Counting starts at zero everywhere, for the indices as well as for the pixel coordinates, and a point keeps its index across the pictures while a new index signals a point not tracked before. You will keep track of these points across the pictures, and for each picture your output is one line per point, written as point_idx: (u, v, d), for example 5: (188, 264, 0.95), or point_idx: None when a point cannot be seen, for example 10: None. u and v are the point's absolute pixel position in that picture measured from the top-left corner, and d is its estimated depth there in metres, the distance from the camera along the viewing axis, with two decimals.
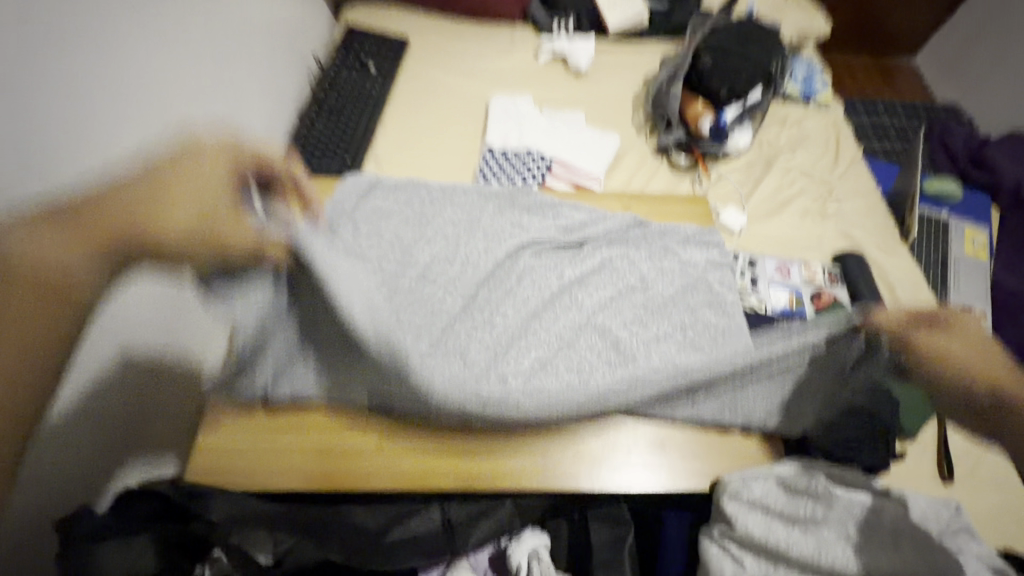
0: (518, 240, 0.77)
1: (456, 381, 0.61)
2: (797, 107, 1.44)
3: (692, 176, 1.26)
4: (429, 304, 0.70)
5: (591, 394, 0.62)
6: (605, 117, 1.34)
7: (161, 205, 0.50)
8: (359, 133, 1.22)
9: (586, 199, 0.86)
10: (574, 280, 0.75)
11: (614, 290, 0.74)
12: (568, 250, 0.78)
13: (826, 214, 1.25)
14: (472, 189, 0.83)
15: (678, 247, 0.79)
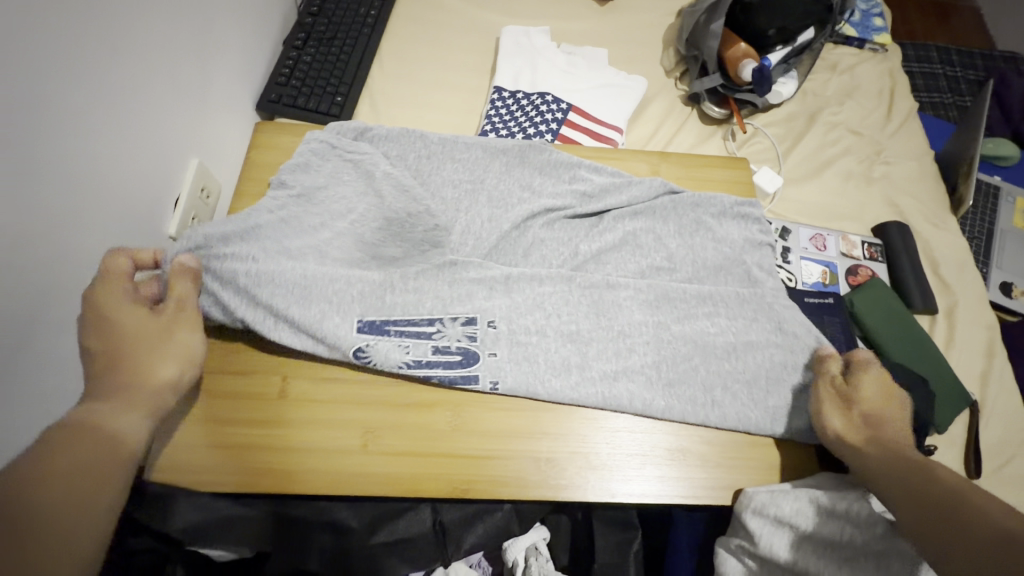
0: (527, 207, 0.67)
1: (442, 347, 0.58)
2: (848, 51, 1.26)
3: (725, 129, 1.12)
4: (417, 271, 0.61)
5: (600, 372, 0.58)
6: (630, 57, 1.18)
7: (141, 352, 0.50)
8: (351, 67, 1.08)
9: (607, 157, 0.75)
10: (588, 256, 0.66)
11: (637, 270, 0.65)
12: (587, 220, 0.68)
13: (871, 178, 1.12)
14: (474, 142, 0.72)
15: (712, 221, 0.68)
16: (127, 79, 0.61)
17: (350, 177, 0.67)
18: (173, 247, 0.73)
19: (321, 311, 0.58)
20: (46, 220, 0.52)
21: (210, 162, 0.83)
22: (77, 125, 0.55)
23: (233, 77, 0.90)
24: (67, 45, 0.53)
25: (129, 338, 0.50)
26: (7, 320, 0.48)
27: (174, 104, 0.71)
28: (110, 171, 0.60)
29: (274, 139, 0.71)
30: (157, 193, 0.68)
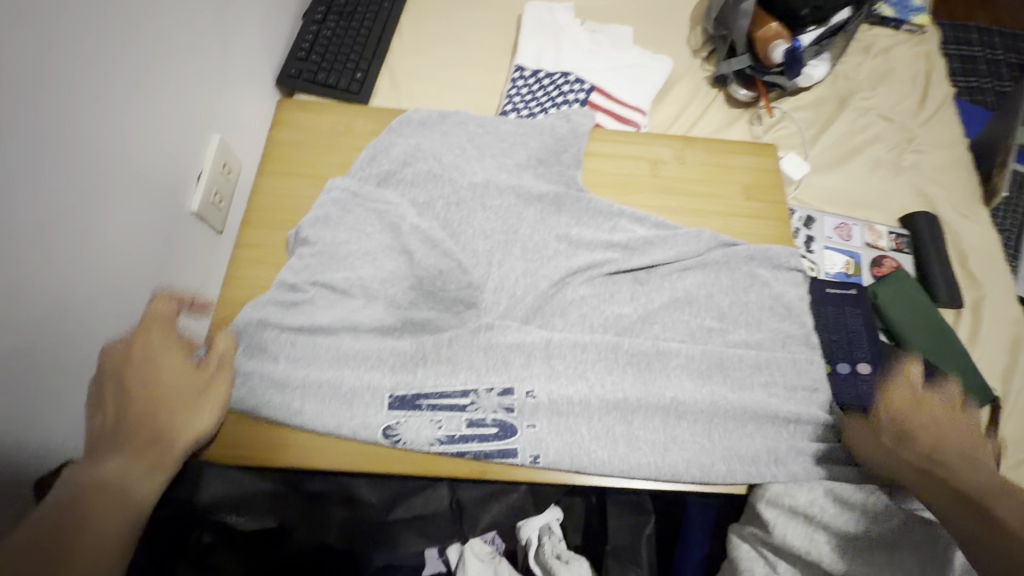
0: (566, 262, 0.61)
1: (478, 429, 0.53)
2: (884, 33, 1.21)
3: (752, 113, 1.10)
4: (445, 349, 0.55)
5: (647, 447, 0.53)
6: (656, 35, 1.15)
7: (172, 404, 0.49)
8: (371, 43, 1.06)
9: (653, 195, 0.67)
10: (635, 320, 0.59)
11: (686, 335, 0.59)
12: (630, 276, 0.62)
13: (901, 166, 1.09)
14: (506, 184, 0.65)
15: (767, 275, 0.63)
16: (146, 48, 0.60)
17: (371, 223, 0.61)
18: (197, 223, 0.73)
19: (344, 374, 0.54)
20: (74, 191, 0.52)
21: (231, 138, 0.84)
22: (99, 95, 0.54)
23: (252, 52, 0.89)
24: (85, 10, 0.52)
25: (161, 396, 0.48)
26: (47, 292, 0.49)
27: (192, 77, 0.70)
28: (132, 144, 0.59)
29: (295, 116, 0.70)
30: (178, 169, 0.68)
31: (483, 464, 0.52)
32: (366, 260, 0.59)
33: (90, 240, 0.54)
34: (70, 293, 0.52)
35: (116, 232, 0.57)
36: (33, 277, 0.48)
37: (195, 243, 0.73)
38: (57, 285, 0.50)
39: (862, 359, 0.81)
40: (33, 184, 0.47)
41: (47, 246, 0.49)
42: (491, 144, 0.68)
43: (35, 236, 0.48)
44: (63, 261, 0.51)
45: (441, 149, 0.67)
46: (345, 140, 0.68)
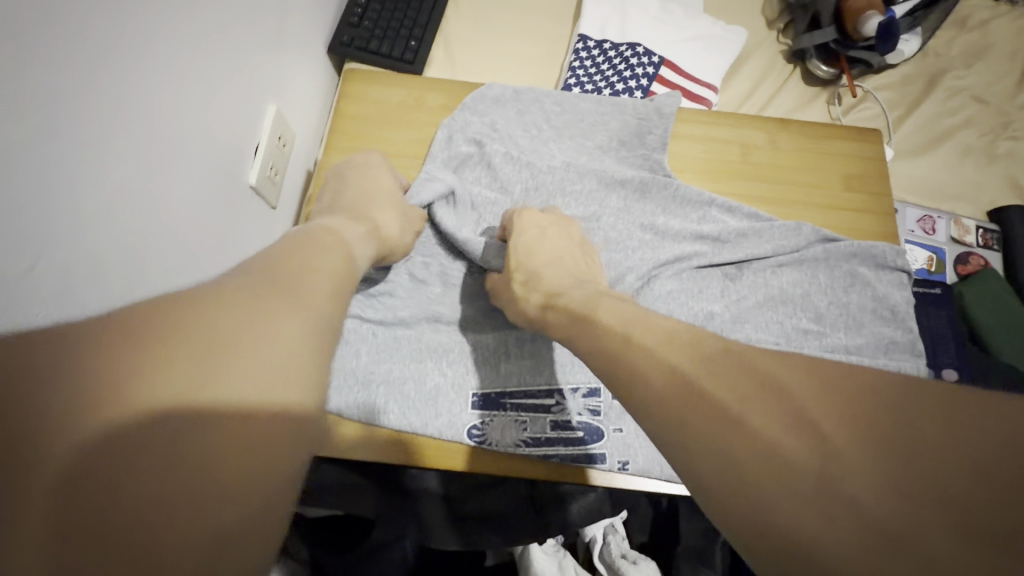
0: (652, 256, 0.59)
1: (564, 431, 0.52)
2: (983, 4, 1.10)
3: (831, 92, 1.02)
4: (530, 343, 0.55)
5: None
6: (728, 3, 1.07)
7: (372, 205, 0.52)
8: (425, 7, 1.00)
9: (742, 183, 0.63)
10: (727, 320, 0.57)
11: (780, 336, 0.56)
12: (719, 272, 0.59)
13: (994, 154, 1.00)
14: (588, 169, 0.62)
15: (869, 274, 0.59)
16: (212, 15, 0.57)
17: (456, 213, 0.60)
18: (255, 196, 0.71)
19: (427, 368, 0.54)
20: (149, 159, 0.49)
21: (286, 106, 0.80)
22: (179, 68, 0.52)
23: (307, 15, 0.84)
24: None
25: (372, 198, 0.54)
26: (114, 242, 0.46)
27: (252, 41, 0.67)
28: (198, 110, 0.57)
29: (361, 88, 0.66)
30: (238, 139, 0.66)
31: (568, 468, 0.51)
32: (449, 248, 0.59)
33: (160, 213, 0.52)
34: (144, 268, 0.50)
35: (183, 205, 0.56)
36: (113, 249, 0.46)
37: (253, 217, 0.71)
38: (131, 257, 0.48)
39: (948, 364, 0.76)
40: (122, 164, 0.46)
41: (131, 223, 0.48)
42: (572, 126, 0.64)
43: (119, 209, 0.46)
44: (145, 240, 0.50)
45: (516, 130, 0.64)
46: (415, 116, 0.65)
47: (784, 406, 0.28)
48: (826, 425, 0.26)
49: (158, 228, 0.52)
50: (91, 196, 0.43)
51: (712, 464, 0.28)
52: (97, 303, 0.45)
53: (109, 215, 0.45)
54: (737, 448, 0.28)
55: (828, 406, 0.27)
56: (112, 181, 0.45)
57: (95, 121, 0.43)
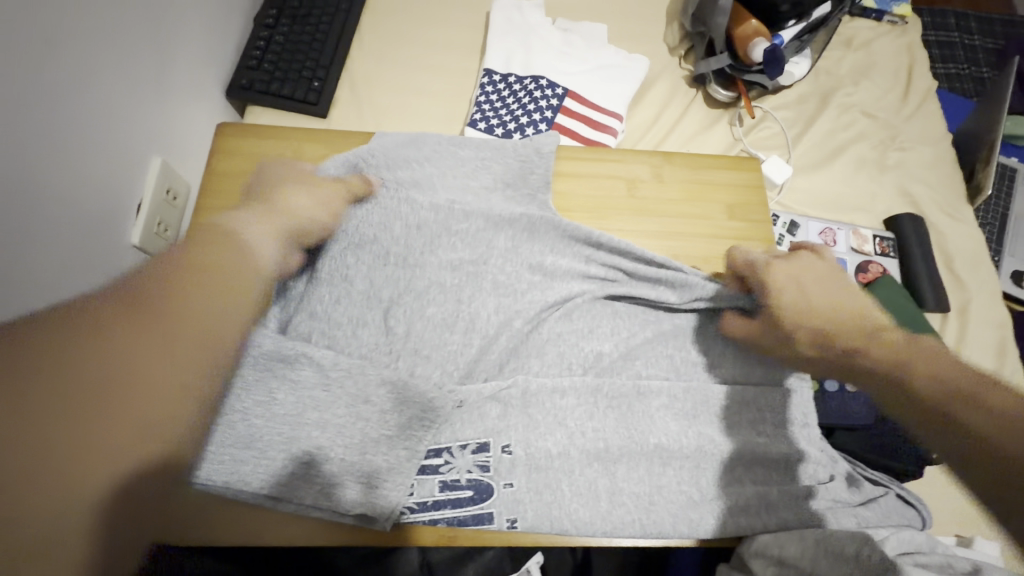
0: (539, 299, 0.58)
1: (452, 488, 0.51)
2: (865, 25, 1.18)
3: (732, 114, 1.05)
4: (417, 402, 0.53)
5: (635, 493, 0.51)
6: (631, 32, 1.10)
7: (179, 319, 0.42)
8: (328, 46, 0.99)
9: (631, 218, 0.65)
10: (618, 358, 0.57)
11: (669, 372, 0.58)
12: (608, 309, 0.60)
13: (885, 165, 1.06)
14: (476, 210, 0.61)
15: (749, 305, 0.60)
16: (71, 100, 0.56)
17: (337, 270, 0.58)
18: (138, 257, 0.68)
19: (307, 433, 0.50)
20: (6, 228, 0.49)
21: (175, 158, 0.77)
22: (25, 160, 0.51)
23: (195, 62, 0.82)
24: (3, 76, 0.48)
25: (194, 325, 0.43)
26: None
27: (146, 106, 0.68)
28: (71, 177, 0.57)
29: (242, 144, 0.66)
30: (130, 205, 0.66)
31: (458, 530, 0.50)
32: (323, 300, 0.56)
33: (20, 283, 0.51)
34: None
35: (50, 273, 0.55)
36: None
37: None
38: None
39: None
40: None
41: None
42: (462, 171, 0.64)
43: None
44: None
45: (399, 176, 0.63)
46: None
47: (976, 403, 0.40)
48: (975, 403, 0.39)
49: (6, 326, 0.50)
50: None
51: (968, 423, 0.39)
52: None
53: None
54: (976, 412, 0.39)
55: (996, 412, 0.38)
56: None
57: None
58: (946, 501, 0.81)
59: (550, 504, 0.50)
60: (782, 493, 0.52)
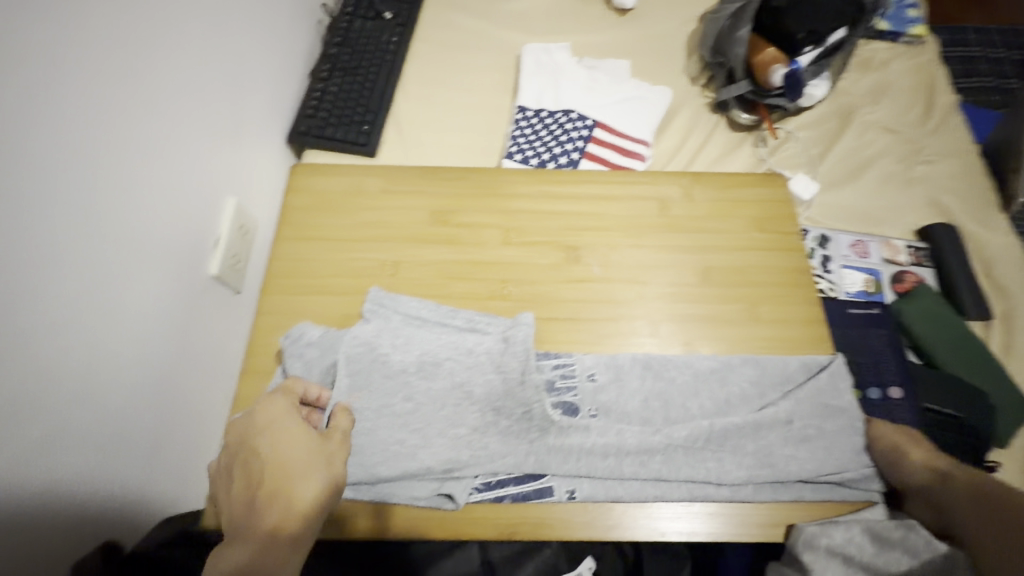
0: (559, 362, 0.61)
1: (508, 470, 0.56)
2: (882, 46, 1.22)
3: (755, 136, 1.10)
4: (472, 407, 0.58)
5: (680, 469, 0.56)
6: (653, 66, 1.17)
7: None
8: (376, 93, 1.09)
9: (663, 234, 0.70)
10: (650, 355, 0.62)
11: (699, 360, 0.62)
12: (629, 362, 0.62)
13: (913, 178, 1.08)
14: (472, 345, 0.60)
15: (756, 380, 0.61)
16: (171, 154, 0.67)
17: (413, 289, 0.67)
18: (216, 285, 0.77)
19: (380, 432, 0.57)
20: (120, 259, 0.59)
21: (246, 198, 0.86)
22: (139, 205, 0.62)
23: (262, 113, 0.93)
24: (120, 135, 0.59)
25: None
26: (72, 368, 0.53)
27: (180, 130, 0.69)
28: (160, 209, 0.65)
29: (309, 182, 0.75)
30: (182, 233, 0.69)
31: (519, 521, 0.55)
32: (360, 343, 0.59)
33: (57, 314, 0.52)
34: (46, 379, 0.50)
35: (103, 293, 0.57)
36: (68, 351, 0.53)
37: (214, 307, 0.76)
38: (82, 359, 0.54)
39: (892, 382, 0.79)
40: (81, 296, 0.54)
41: (96, 341, 0.56)
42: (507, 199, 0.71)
43: (5, 342, 0.47)
44: (111, 353, 0.58)
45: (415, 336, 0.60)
46: (357, 202, 0.73)
47: None
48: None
49: (125, 343, 0.60)
50: (44, 303, 0.50)
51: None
52: (122, 445, 0.59)
53: (75, 342, 0.54)
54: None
55: None
56: (71, 311, 0.53)
57: (57, 263, 0.52)
58: None
59: (602, 477, 0.56)
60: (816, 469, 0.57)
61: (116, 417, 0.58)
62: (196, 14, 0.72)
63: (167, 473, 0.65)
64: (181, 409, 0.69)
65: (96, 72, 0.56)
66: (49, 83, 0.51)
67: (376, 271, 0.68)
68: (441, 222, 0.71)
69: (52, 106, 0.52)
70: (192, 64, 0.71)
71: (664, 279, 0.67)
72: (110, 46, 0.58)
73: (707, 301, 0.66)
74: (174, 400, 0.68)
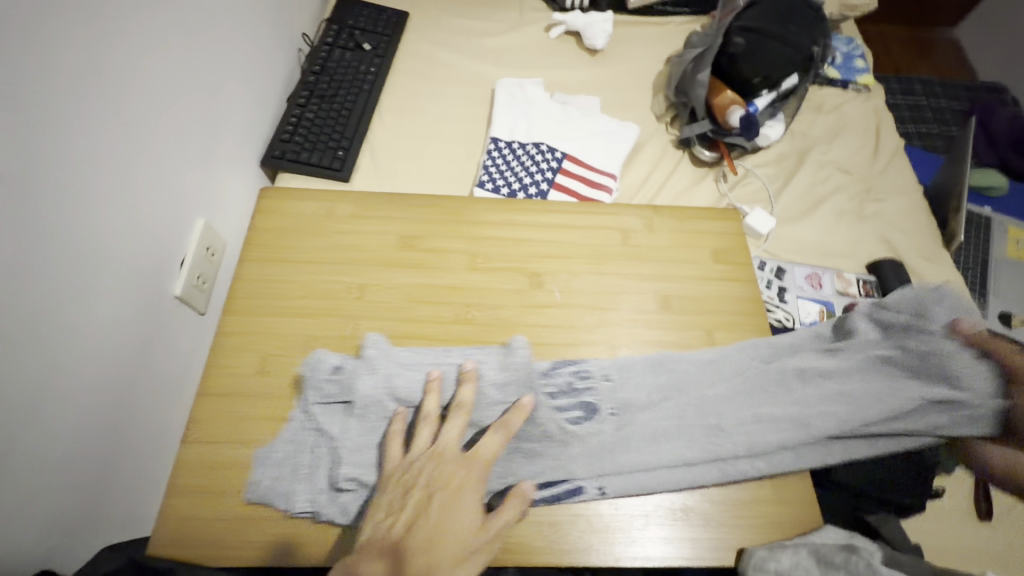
0: (570, 371, 0.63)
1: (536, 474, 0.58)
2: (833, 92, 1.31)
3: (717, 172, 1.16)
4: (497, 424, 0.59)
5: (693, 466, 0.59)
6: (621, 102, 1.23)
7: None
8: (352, 120, 1.12)
9: (623, 262, 0.73)
10: (654, 358, 0.65)
11: (698, 363, 0.65)
12: (636, 365, 0.64)
13: (862, 215, 1.14)
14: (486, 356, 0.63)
15: (755, 378, 0.65)
16: (142, 174, 0.68)
17: (376, 312, 0.67)
18: (179, 305, 0.76)
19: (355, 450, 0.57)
20: (82, 281, 0.59)
21: (216, 218, 0.87)
22: (104, 225, 0.62)
23: (237, 136, 0.94)
24: (90, 154, 0.60)
25: None
26: (20, 392, 0.52)
27: (152, 151, 0.70)
28: (127, 229, 0.65)
29: (279, 204, 0.75)
30: (148, 252, 0.69)
31: None
32: (370, 367, 0.60)
33: (10, 336, 0.51)
34: None
35: (59, 314, 0.56)
36: (17, 374, 0.52)
37: (175, 328, 0.75)
38: (32, 382, 0.53)
39: None
40: (36, 318, 0.53)
41: (46, 364, 0.55)
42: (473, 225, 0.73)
43: None
44: (60, 377, 0.57)
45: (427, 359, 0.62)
46: (326, 224, 0.74)
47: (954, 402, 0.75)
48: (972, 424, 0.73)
49: (76, 366, 0.59)
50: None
51: None
52: (62, 474, 0.57)
53: (24, 363, 0.52)
54: None
55: None
56: (25, 333, 0.52)
57: (17, 283, 0.51)
58: (952, 537, 0.83)
59: (626, 474, 0.58)
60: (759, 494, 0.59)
61: (61, 442, 0.57)
62: (174, 38, 0.73)
63: (111, 496, 0.64)
64: (135, 428, 0.68)
65: (68, 90, 0.57)
66: (23, 103, 0.52)
67: (341, 293, 0.68)
68: (409, 247, 0.72)
69: (25, 124, 0.52)
70: (167, 87, 0.72)
71: (624, 306, 0.69)
72: (89, 70, 0.59)
73: (664, 328, 0.68)
74: (126, 424, 0.66)
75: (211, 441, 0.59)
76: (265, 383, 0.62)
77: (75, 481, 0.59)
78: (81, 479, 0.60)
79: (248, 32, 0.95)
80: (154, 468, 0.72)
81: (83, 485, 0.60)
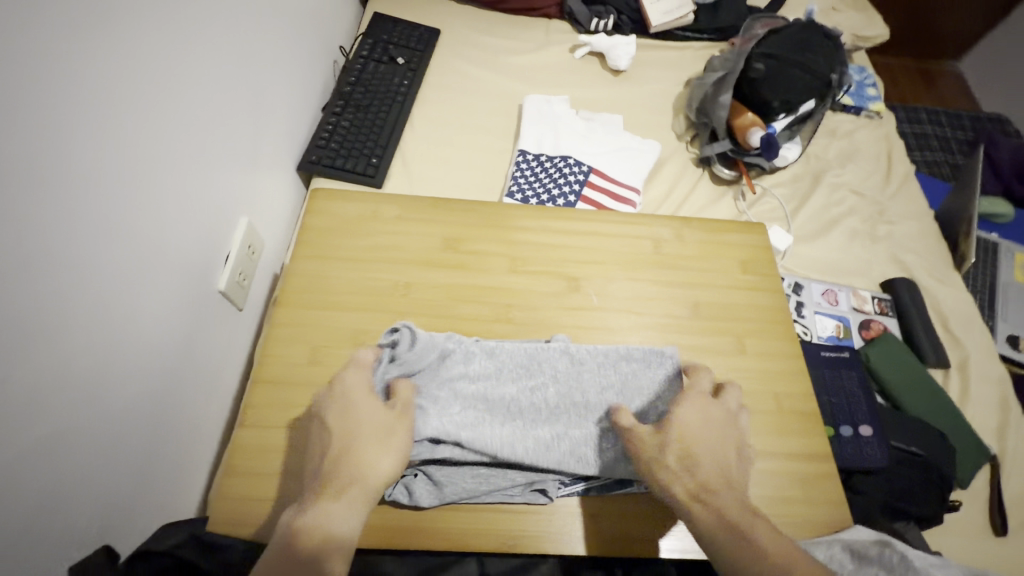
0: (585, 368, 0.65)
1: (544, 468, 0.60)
2: (846, 118, 1.36)
3: (736, 190, 1.20)
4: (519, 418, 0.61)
5: None
6: (643, 120, 1.28)
7: None
8: (385, 129, 1.16)
9: (654, 270, 0.76)
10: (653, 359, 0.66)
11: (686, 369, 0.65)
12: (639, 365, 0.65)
13: (876, 236, 1.18)
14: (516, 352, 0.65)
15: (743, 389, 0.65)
16: (196, 170, 0.71)
17: (419, 310, 0.70)
18: (222, 299, 0.79)
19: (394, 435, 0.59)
20: (141, 270, 0.62)
21: (257, 218, 0.90)
22: (162, 216, 0.65)
23: (278, 140, 0.98)
24: (155, 149, 0.63)
25: None
26: (84, 373, 0.54)
27: (205, 149, 0.73)
28: (181, 221, 0.68)
29: (325, 204, 0.79)
30: (196, 246, 0.72)
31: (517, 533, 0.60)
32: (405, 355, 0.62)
33: (79, 317, 0.54)
34: (61, 382, 0.52)
35: (119, 298, 0.59)
36: (82, 354, 0.54)
37: (217, 321, 0.78)
38: (94, 364, 0.56)
39: (863, 421, 0.84)
40: (102, 301, 0.56)
41: (106, 347, 0.57)
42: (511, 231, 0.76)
43: (37, 340, 0.49)
44: (117, 360, 0.59)
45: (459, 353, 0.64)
46: (371, 225, 0.77)
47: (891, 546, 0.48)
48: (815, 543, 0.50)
49: (131, 352, 0.61)
50: (69, 302, 0.52)
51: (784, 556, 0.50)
52: (115, 455, 0.60)
53: (88, 345, 0.55)
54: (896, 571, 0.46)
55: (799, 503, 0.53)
56: (90, 315, 0.55)
57: (87, 267, 0.54)
58: (967, 550, 0.85)
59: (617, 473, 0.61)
60: (785, 494, 0.62)
61: (116, 424, 0.59)
62: (228, 46, 0.77)
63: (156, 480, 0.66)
64: (178, 414, 0.70)
65: (141, 89, 0.60)
66: (103, 99, 0.55)
67: (387, 290, 0.71)
68: (450, 249, 0.75)
69: (103, 118, 0.55)
70: (220, 89, 0.76)
71: (654, 312, 0.72)
72: (158, 71, 0.63)
73: (694, 333, 0.71)
74: (171, 410, 0.69)
75: (262, 427, 0.61)
76: (313, 373, 0.65)
77: (127, 463, 0.61)
78: (131, 461, 0.62)
79: (291, 45, 1.00)
80: (193, 454, 0.74)
81: (132, 467, 0.62)
